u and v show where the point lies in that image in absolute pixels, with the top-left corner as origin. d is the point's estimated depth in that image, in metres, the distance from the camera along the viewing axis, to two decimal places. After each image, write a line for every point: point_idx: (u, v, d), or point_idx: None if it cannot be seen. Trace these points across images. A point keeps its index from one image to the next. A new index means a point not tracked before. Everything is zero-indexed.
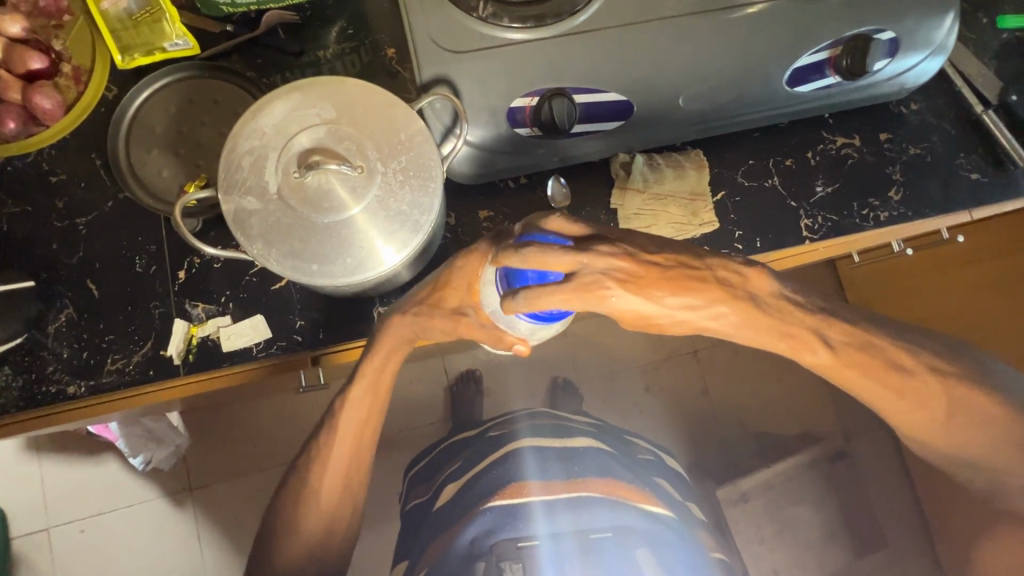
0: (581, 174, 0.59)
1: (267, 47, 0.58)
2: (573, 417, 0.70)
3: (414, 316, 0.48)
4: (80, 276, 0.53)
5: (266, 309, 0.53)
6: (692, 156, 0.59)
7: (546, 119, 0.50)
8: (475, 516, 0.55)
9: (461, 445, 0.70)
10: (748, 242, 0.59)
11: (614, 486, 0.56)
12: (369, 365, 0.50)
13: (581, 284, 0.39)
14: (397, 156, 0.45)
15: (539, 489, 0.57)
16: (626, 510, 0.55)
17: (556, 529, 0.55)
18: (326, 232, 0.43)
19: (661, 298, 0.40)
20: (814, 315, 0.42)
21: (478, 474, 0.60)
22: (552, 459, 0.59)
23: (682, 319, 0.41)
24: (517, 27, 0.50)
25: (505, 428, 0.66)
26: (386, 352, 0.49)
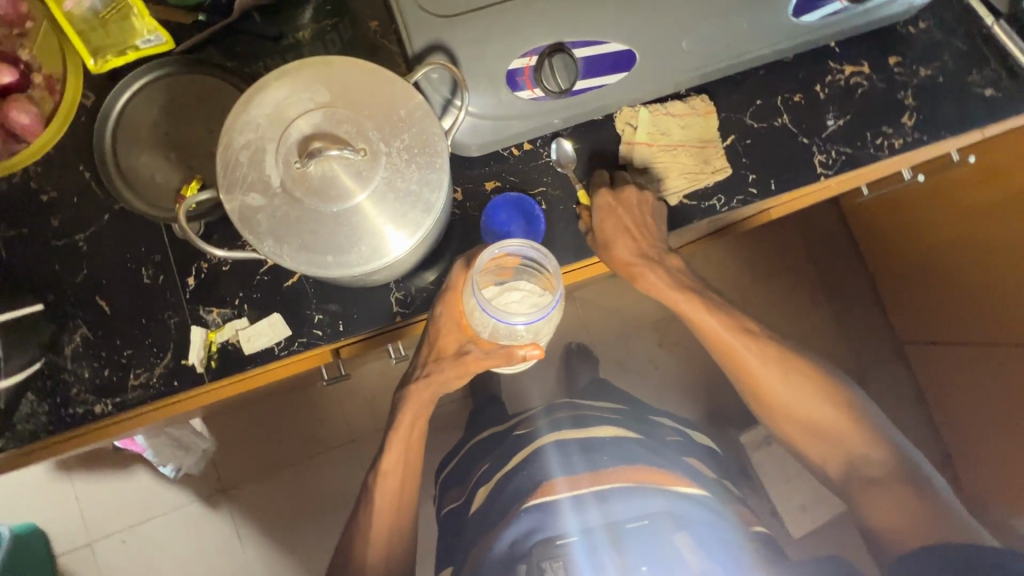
0: (585, 133, 0.56)
1: (243, 34, 0.56)
2: (597, 404, 0.69)
3: (426, 380, 0.54)
4: (88, 294, 0.52)
5: (282, 307, 0.52)
6: (698, 101, 0.57)
7: (548, 74, 0.48)
8: (512, 519, 0.55)
9: (487, 446, 0.71)
10: (763, 185, 0.57)
11: (633, 473, 0.55)
12: (401, 427, 0.56)
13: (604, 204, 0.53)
14: (398, 135, 0.43)
15: (565, 486, 0.56)
16: (643, 494, 0.54)
17: (583, 524, 0.54)
18: (336, 222, 0.42)
19: (620, 240, 0.53)
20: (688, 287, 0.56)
21: (508, 477, 0.60)
22: (572, 452, 0.58)
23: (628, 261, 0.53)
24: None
25: (529, 426, 0.66)
26: (415, 414, 0.56)
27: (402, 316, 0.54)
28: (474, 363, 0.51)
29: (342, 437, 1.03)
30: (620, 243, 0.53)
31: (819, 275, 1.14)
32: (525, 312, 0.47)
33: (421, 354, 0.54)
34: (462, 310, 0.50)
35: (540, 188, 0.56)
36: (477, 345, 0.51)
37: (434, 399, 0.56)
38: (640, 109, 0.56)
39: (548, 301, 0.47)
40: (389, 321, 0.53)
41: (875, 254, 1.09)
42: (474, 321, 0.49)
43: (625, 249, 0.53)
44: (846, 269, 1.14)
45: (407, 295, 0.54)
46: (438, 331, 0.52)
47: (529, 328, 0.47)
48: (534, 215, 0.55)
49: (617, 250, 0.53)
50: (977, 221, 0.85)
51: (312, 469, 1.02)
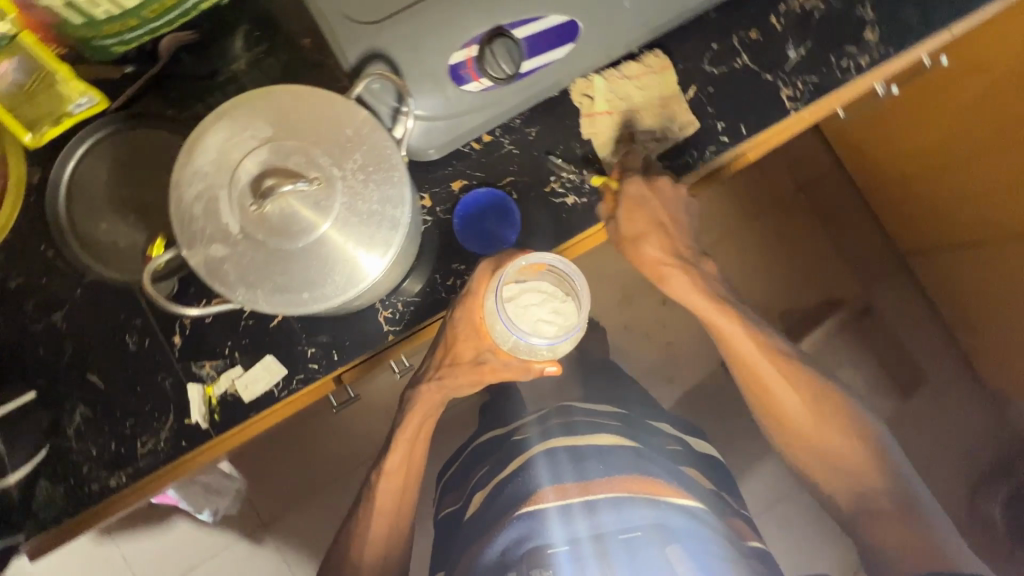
0: (543, 112, 0.55)
1: (176, 77, 0.54)
2: (601, 406, 0.70)
3: (438, 383, 0.56)
4: (78, 372, 0.51)
5: (273, 347, 0.52)
6: (651, 58, 0.55)
7: (491, 62, 0.46)
8: (505, 526, 0.56)
9: (487, 448, 0.72)
10: (733, 132, 0.56)
11: (620, 482, 0.56)
12: (402, 436, 0.59)
13: (635, 205, 0.53)
14: (350, 155, 0.42)
15: (552, 495, 0.56)
16: (628, 505, 0.54)
17: (569, 535, 0.54)
18: (304, 258, 0.41)
19: (646, 239, 0.54)
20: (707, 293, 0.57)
21: (502, 484, 0.61)
22: (561, 459, 0.60)
23: (652, 260, 0.55)
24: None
25: (525, 431, 0.67)
26: (423, 414, 0.58)
27: (394, 334, 0.53)
28: (494, 366, 0.53)
29: (368, 451, 1.04)
30: (646, 244, 0.54)
31: (809, 203, 1.12)
32: (548, 328, 0.48)
33: (433, 359, 0.56)
34: (482, 319, 0.49)
35: (508, 178, 0.55)
36: (495, 355, 0.52)
37: (444, 401, 0.59)
38: (594, 78, 0.53)
39: (574, 320, 0.48)
40: (382, 341, 0.53)
41: (863, 173, 1.08)
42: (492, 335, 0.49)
43: (649, 249, 0.54)
44: (837, 193, 1.12)
45: (395, 311, 0.53)
46: (454, 338, 0.53)
47: (551, 348, 0.47)
48: (506, 207, 0.54)
49: (643, 251, 0.54)
50: (965, 120, 0.83)
51: (346, 488, 1.04)
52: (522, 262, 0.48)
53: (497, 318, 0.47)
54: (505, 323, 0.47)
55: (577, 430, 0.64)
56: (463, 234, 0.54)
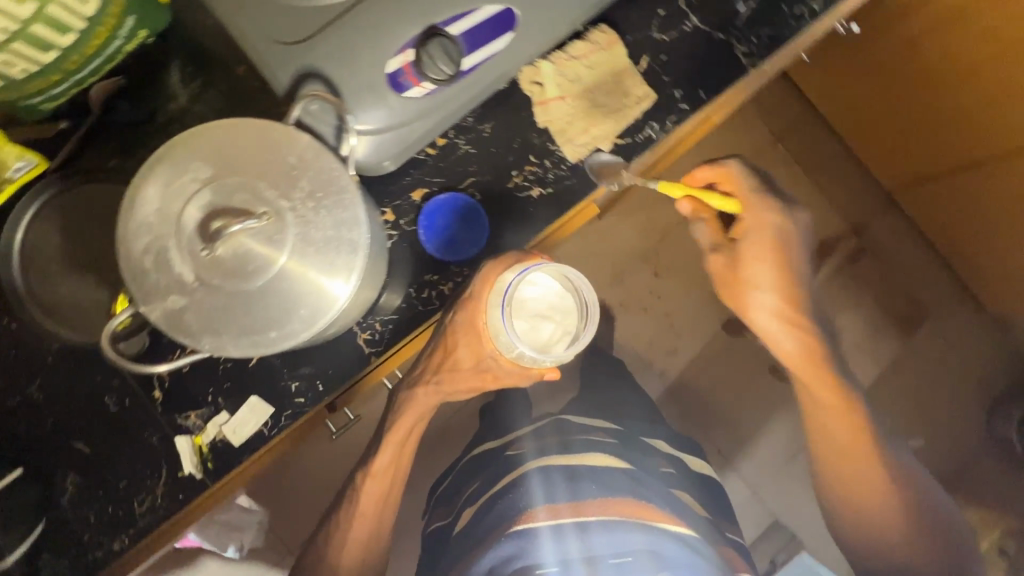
0: (495, 106, 0.53)
1: (115, 125, 0.52)
2: (594, 425, 0.74)
3: (434, 385, 0.56)
4: (63, 440, 0.50)
5: (256, 387, 0.51)
6: (598, 34, 0.53)
7: (428, 63, 0.43)
8: (498, 543, 0.58)
9: (480, 462, 0.76)
10: (692, 98, 0.54)
11: (610, 505, 0.57)
12: (393, 436, 0.59)
13: (753, 233, 0.56)
14: (297, 184, 0.40)
15: (546, 514, 0.58)
16: (620, 527, 0.56)
17: (562, 555, 0.54)
18: (265, 296, 0.39)
19: (756, 258, 0.56)
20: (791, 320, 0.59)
21: (496, 500, 0.63)
22: (555, 475, 0.62)
23: (751, 277, 0.57)
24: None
25: (518, 446, 0.72)
26: (414, 419, 0.59)
27: (376, 355, 0.52)
28: (495, 369, 0.53)
29: None
30: (760, 266, 0.57)
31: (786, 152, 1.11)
32: (554, 336, 0.47)
33: (427, 363, 0.56)
34: (483, 323, 0.49)
35: (469, 180, 0.53)
36: (497, 361, 0.51)
37: (435, 404, 0.59)
38: (541, 62, 0.52)
39: (577, 325, 0.48)
40: (366, 365, 0.52)
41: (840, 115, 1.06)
42: (495, 339, 0.48)
43: (758, 273, 0.57)
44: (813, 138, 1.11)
45: (375, 331, 0.52)
46: (449, 340, 0.52)
47: (552, 358, 0.47)
48: (470, 210, 0.52)
49: (753, 271, 0.57)
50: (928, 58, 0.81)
51: None
52: (528, 263, 0.47)
53: (505, 324, 0.47)
54: (505, 325, 0.47)
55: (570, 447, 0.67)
56: (430, 243, 0.52)
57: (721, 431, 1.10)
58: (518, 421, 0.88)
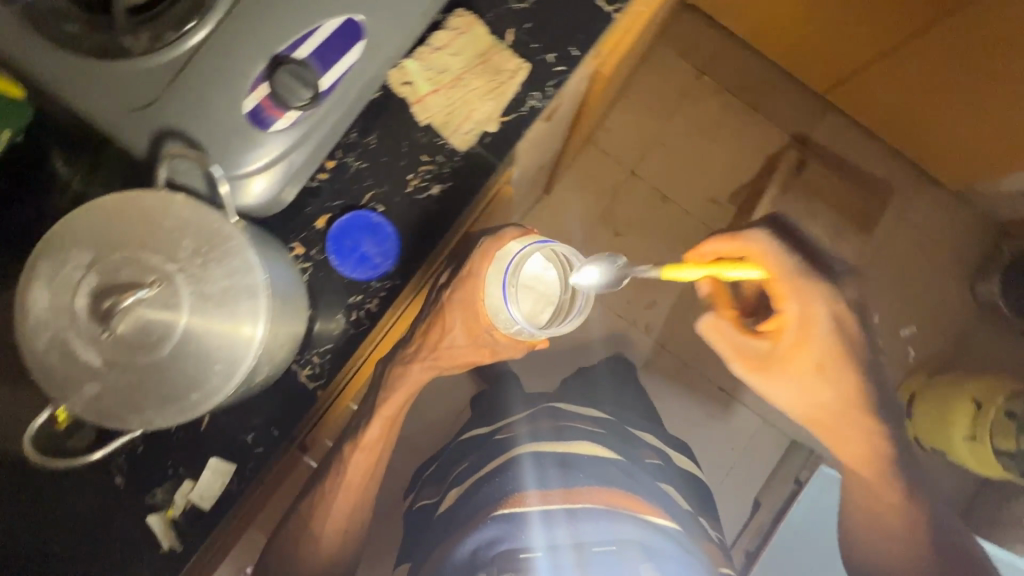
0: (374, 116, 0.52)
1: (10, 226, 0.53)
2: (586, 415, 0.82)
3: (428, 362, 0.68)
4: (36, 548, 0.50)
5: (213, 448, 0.51)
6: (456, 18, 0.52)
7: (282, 92, 0.43)
8: (485, 523, 0.64)
9: (472, 444, 0.86)
10: (567, 58, 0.53)
11: (610, 497, 0.64)
12: (386, 408, 0.68)
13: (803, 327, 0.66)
14: (179, 244, 0.40)
15: (536, 499, 0.65)
16: (617, 518, 0.61)
17: (548, 539, 0.60)
18: (178, 361, 0.39)
19: (803, 350, 0.67)
20: (833, 390, 0.69)
21: (487, 484, 0.70)
22: (548, 464, 0.69)
23: (794, 360, 0.68)
24: (195, 26, 0.42)
25: (509, 431, 0.82)
26: (399, 398, 0.68)
27: (321, 389, 0.52)
28: (493, 342, 0.67)
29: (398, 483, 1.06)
30: (808, 351, 0.67)
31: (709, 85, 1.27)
32: (541, 307, 0.60)
33: (414, 342, 0.68)
34: (483, 301, 0.62)
35: (368, 195, 0.53)
36: (495, 330, 0.64)
37: (419, 384, 0.70)
38: (406, 63, 0.51)
39: (560, 297, 0.60)
40: (314, 400, 0.52)
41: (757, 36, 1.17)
42: (494, 314, 0.62)
43: (808, 360, 0.67)
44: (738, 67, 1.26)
45: (315, 366, 0.52)
46: (439, 316, 0.66)
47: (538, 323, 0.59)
48: (375, 224, 0.52)
49: (798, 354, 0.67)
50: (806, 0, 0.94)
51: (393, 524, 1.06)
52: (528, 242, 0.59)
53: (509, 293, 0.59)
54: (506, 292, 0.59)
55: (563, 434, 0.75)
56: (342, 264, 0.52)
57: (716, 367, 1.11)
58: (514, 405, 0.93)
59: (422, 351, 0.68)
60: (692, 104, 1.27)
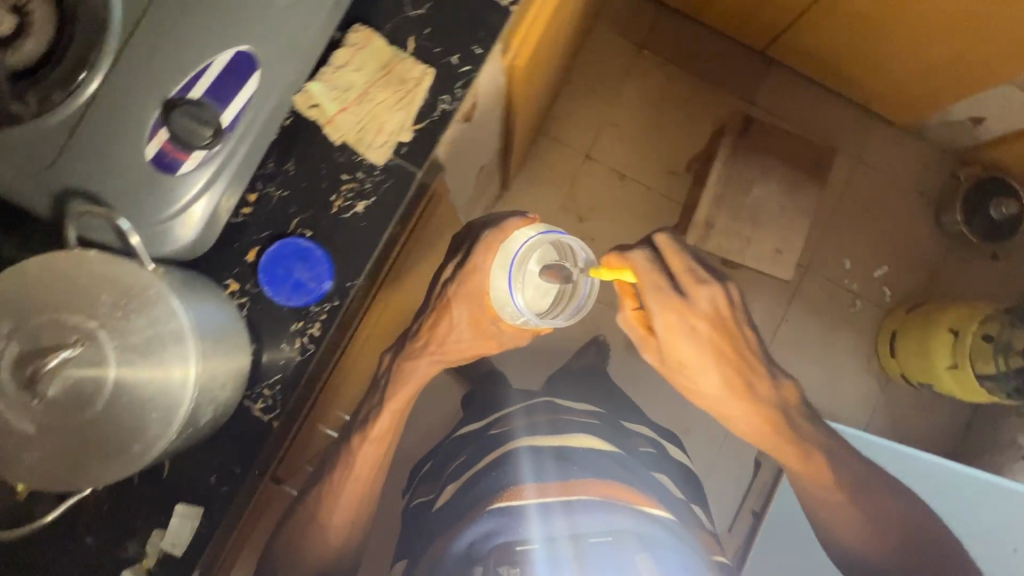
0: (289, 143, 0.53)
1: None
2: (580, 408, 0.86)
3: (433, 353, 0.70)
4: None
5: (178, 494, 0.51)
6: (354, 34, 0.52)
7: (182, 133, 0.43)
8: (480, 518, 0.64)
9: (468, 440, 0.87)
10: (471, 57, 0.54)
11: (608, 488, 0.65)
12: (397, 395, 0.69)
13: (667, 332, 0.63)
14: (98, 300, 0.40)
15: (534, 492, 0.65)
16: (613, 507, 0.63)
17: (546, 531, 0.61)
18: (113, 417, 0.40)
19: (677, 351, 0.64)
20: (718, 384, 0.66)
21: (486, 479, 0.70)
22: (545, 458, 0.69)
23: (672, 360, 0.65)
24: (86, 77, 0.43)
25: (506, 424, 0.82)
26: (410, 389, 0.70)
27: (275, 420, 0.52)
28: (499, 334, 0.70)
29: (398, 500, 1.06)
30: (682, 351, 0.64)
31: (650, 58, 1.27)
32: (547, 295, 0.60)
33: (416, 338, 0.70)
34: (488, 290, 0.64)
35: (295, 223, 0.53)
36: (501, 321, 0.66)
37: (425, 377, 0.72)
38: (311, 86, 0.52)
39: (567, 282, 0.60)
40: (270, 432, 0.52)
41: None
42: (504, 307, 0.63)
43: (680, 359, 0.65)
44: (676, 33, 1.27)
45: (267, 399, 0.52)
46: (442, 304, 0.68)
47: (549, 309, 0.59)
48: (304, 250, 0.52)
49: (675, 356, 0.65)
50: None
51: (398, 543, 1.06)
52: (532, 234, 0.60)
53: (518, 284, 0.59)
54: (510, 280, 0.60)
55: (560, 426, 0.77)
56: (276, 294, 0.52)
57: None
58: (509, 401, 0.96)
59: (426, 342, 0.70)
60: (635, 79, 1.28)
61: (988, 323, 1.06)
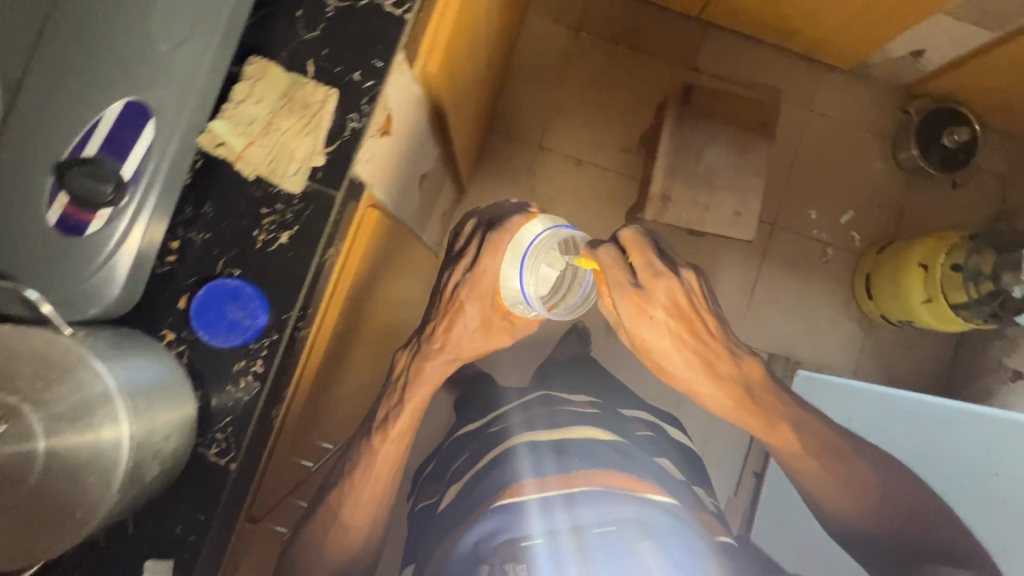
0: (203, 185, 0.52)
1: None
2: (579, 400, 0.90)
3: (446, 356, 0.74)
4: None
5: (143, 550, 0.51)
6: (252, 65, 0.52)
7: (82, 191, 0.43)
8: (487, 515, 0.65)
9: (465, 439, 0.89)
10: (373, 71, 0.53)
11: (609, 476, 0.65)
12: (414, 398, 0.72)
13: (628, 310, 0.66)
14: (15, 372, 0.39)
15: (535, 487, 0.65)
16: (614, 496, 0.62)
17: (547, 526, 0.61)
18: (48, 490, 0.39)
19: (642, 326, 0.68)
20: (685, 356, 0.69)
21: (492, 475, 0.71)
22: (544, 454, 0.70)
23: (637, 333, 0.69)
24: None
25: (502, 422, 0.85)
26: (423, 393, 0.73)
27: (229, 462, 0.52)
28: (509, 327, 0.76)
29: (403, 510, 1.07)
30: (644, 328, 0.68)
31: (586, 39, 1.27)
32: (561, 287, 0.66)
33: (425, 338, 0.74)
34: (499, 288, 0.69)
35: (221, 263, 0.53)
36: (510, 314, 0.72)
37: (438, 376, 0.75)
38: (215, 125, 0.51)
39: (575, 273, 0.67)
40: (226, 475, 0.52)
41: None
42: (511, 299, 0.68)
43: (647, 333, 0.68)
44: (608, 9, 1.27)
45: (219, 442, 0.53)
46: (454, 305, 0.72)
47: (561, 301, 0.66)
48: (233, 289, 0.52)
49: (641, 332, 0.68)
50: None
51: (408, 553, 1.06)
52: (550, 227, 0.65)
53: (535, 279, 0.65)
54: (526, 279, 0.64)
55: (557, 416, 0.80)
56: (216, 337, 0.52)
57: None
58: (505, 398, 0.98)
59: (439, 344, 0.74)
60: (576, 62, 1.27)
61: (954, 252, 1.04)
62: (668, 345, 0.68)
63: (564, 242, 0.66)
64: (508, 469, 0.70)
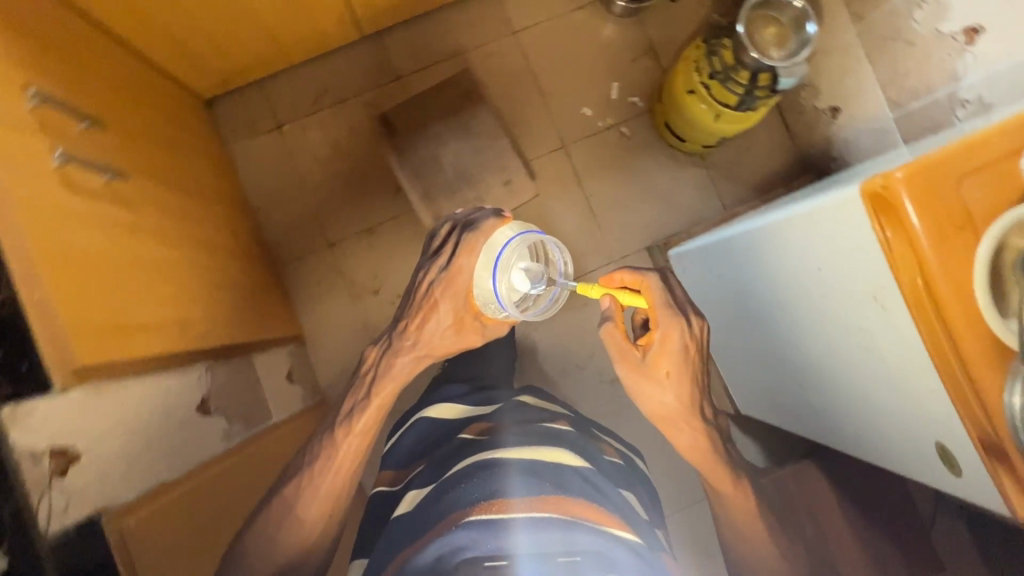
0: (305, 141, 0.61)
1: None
2: (547, 407, 1.25)
3: (678, 348, 1.02)
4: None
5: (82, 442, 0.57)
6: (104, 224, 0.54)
7: None
8: (460, 534, 0.84)
9: (474, 445, 1.07)
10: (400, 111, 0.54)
11: (583, 510, 0.87)
12: (654, 364, 1.03)
13: (667, 332, 1.01)
14: None
15: (518, 505, 0.86)
16: (593, 531, 0.84)
17: (531, 549, 0.81)
18: None
19: (672, 352, 1.02)
20: (686, 369, 1.05)
21: (487, 457, 0.98)
22: (526, 472, 0.92)
23: (670, 357, 1.03)
24: None
25: (471, 434, 1.13)
26: (660, 366, 1.03)
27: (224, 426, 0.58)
28: (635, 356, 1.04)
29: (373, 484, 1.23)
30: (670, 348, 1.02)
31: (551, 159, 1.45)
32: (521, 299, 0.98)
33: (625, 341, 1.03)
34: (471, 287, 1.07)
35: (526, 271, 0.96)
36: (651, 342, 1.03)
37: (636, 366, 1.04)
38: (21, 408, 0.77)
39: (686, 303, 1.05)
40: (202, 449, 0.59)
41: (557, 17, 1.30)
42: (663, 311, 1.02)
43: (678, 354, 1.03)
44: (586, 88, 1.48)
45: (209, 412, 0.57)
46: (674, 322, 1.01)
47: (527, 311, 0.99)
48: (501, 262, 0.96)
49: (663, 349, 1.02)
50: None
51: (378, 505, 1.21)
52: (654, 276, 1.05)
53: (660, 296, 1.02)
54: (499, 284, 0.96)
55: (529, 434, 1.05)
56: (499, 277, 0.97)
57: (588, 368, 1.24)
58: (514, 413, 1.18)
59: (681, 342, 1.02)
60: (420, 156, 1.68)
61: (701, 67, 1.48)
62: (679, 368, 1.04)
63: (532, 241, 0.98)
64: (498, 482, 0.91)
